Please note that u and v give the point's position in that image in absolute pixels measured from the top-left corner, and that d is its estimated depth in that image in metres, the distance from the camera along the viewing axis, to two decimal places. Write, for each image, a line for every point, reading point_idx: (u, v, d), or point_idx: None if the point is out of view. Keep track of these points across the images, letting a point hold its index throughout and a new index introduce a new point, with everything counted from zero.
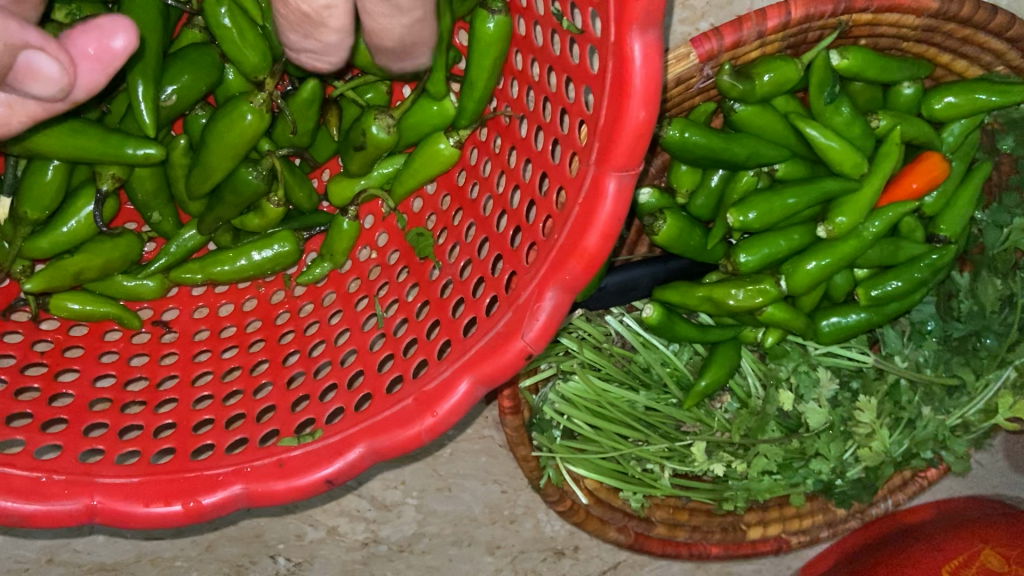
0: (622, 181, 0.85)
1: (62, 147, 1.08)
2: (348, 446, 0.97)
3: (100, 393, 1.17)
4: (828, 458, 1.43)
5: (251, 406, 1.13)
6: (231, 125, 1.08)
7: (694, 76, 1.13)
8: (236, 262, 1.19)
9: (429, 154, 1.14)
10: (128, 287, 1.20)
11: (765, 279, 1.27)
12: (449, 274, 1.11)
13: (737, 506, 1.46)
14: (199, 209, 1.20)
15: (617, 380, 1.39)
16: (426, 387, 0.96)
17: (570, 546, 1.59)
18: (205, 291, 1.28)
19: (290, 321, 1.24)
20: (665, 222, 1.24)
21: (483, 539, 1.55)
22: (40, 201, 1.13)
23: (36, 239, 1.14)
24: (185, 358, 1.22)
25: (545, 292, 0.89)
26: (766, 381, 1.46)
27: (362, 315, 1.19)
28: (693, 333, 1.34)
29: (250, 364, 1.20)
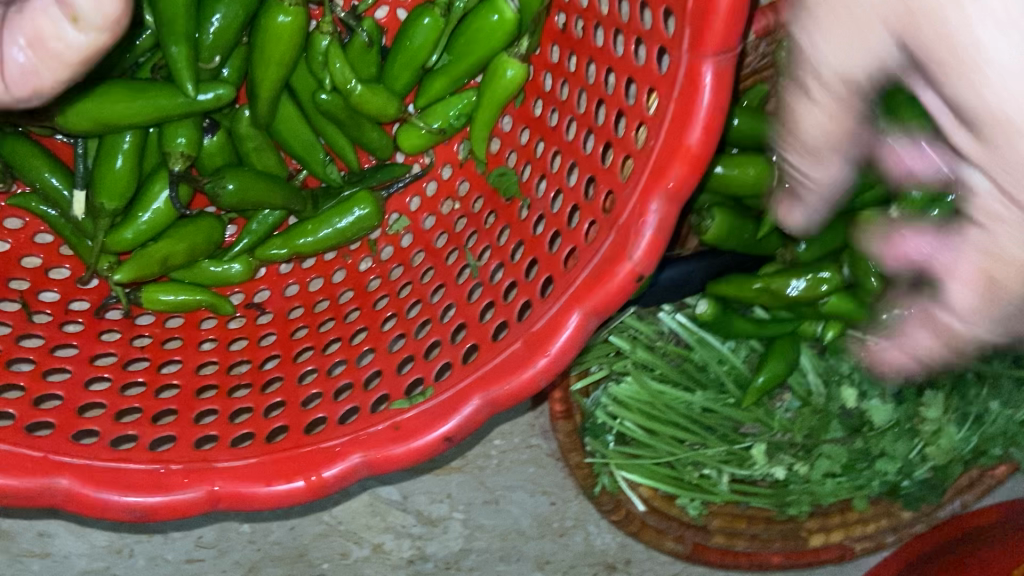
0: (719, 66, 0.81)
1: (130, 114, 1.04)
2: (464, 400, 0.92)
3: (206, 380, 1.13)
4: (895, 457, 1.36)
5: (358, 374, 1.09)
6: (277, 38, 1.04)
7: (749, 53, 1.10)
8: (312, 230, 1.14)
9: (496, 82, 1.09)
10: (215, 273, 1.15)
11: (827, 267, 1.23)
12: (541, 208, 1.07)
13: (801, 511, 1.38)
14: (276, 169, 1.16)
15: (673, 381, 1.33)
16: (534, 327, 0.91)
17: (622, 559, 1.51)
18: (293, 268, 1.23)
19: (355, 299, 1.20)
20: (714, 220, 1.17)
21: (532, 554, 1.48)
22: (117, 189, 1.08)
23: (117, 231, 1.09)
24: (285, 336, 1.17)
25: (648, 204, 0.85)
26: (828, 378, 1.40)
27: (453, 271, 1.14)
28: (750, 328, 1.28)
29: (322, 344, 1.15)
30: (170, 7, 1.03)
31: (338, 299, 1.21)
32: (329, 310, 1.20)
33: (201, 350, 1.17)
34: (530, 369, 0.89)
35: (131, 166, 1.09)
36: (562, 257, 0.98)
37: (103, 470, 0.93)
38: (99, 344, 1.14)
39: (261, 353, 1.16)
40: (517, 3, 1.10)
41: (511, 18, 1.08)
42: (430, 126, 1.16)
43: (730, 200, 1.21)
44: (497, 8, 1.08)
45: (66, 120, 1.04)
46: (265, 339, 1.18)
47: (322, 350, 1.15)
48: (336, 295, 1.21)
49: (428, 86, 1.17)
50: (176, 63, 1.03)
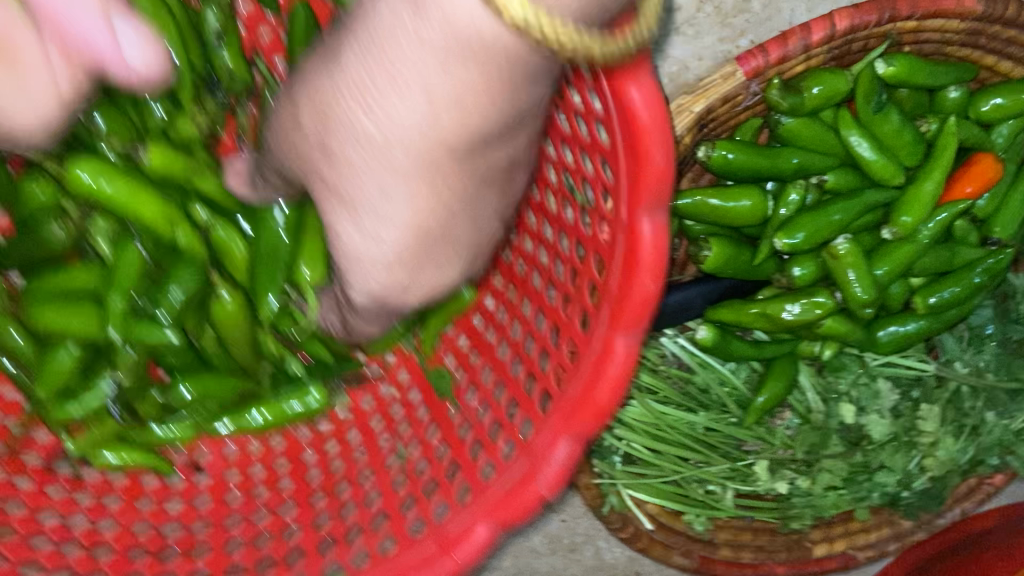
0: (655, 220, 0.80)
1: (53, 321, 1.00)
2: (472, 527, 0.86)
3: (200, 492, 1.12)
4: (895, 469, 1.40)
5: (358, 498, 1.08)
6: (230, 314, 1.04)
7: (740, 93, 1.14)
8: (262, 410, 1.07)
9: (448, 310, 1.11)
10: (154, 419, 1.08)
11: (820, 292, 1.25)
12: (502, 369, 1.07)
13: (804, 524, 1.42)
14: (244, 365, 1.08)
15: (676, 403, 1.38)
16: (450, 531, 0.88)
17: (631, 572, 1.57)
18: (241, 453, 1.17)
19: (319, 463, 1.16)
20: (711, 249, 1.22)
21: (543, 569, 1.53)
22: (51, 380, 1.00)
23: (62, 404, 1.01)
24: (222, 482, 1.13)
25: (613, 346, 0.83)
26: (827, 395, 1.44)
27: (448, 405, 1.13)
28: (749, 350, 1.32)
29: (276, 501, 1.11)
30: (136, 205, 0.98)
31: (318, 428, 1.18)
32: (330, 429, 1.18)
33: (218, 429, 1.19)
34: (536, 487, 0.84)
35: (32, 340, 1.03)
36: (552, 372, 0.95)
37: None
38: None
39: (195, 493, 1.12)
40: None
41: None
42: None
43: (727, 231, 1.26)
44: None
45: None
46: (271, 439, 1.18)
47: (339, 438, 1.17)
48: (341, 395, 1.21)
49: None
50: (114, 319, 1.00)
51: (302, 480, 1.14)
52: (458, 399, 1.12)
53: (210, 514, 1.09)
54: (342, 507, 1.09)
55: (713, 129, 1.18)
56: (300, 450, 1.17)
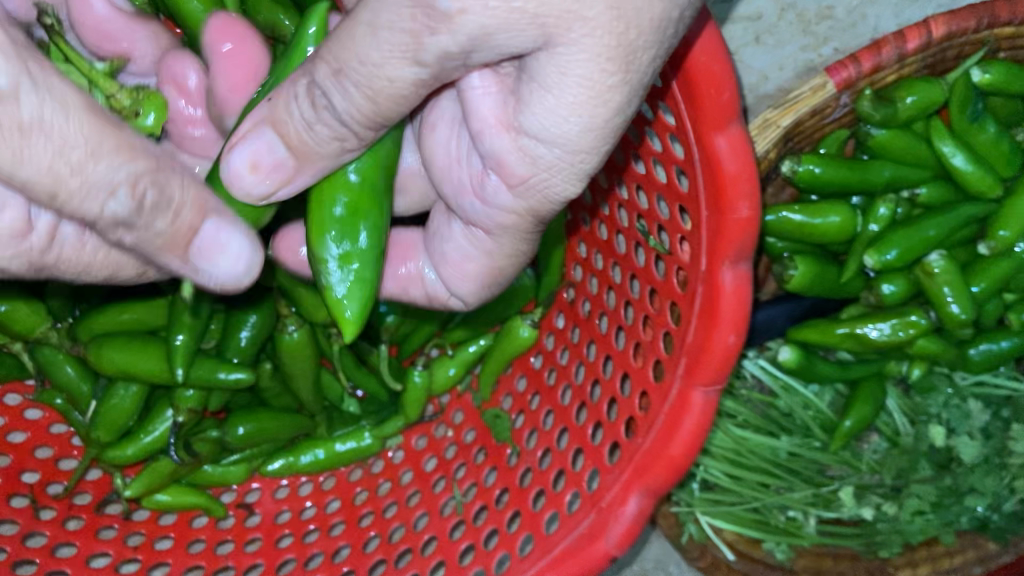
0: (736, 273, 0.90)
1: (119, 365, 1.10)
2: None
3: (285, 553, 1.17)
4: (986, 493, 1.32)
5: (451, 550, 1.08)
6: (296, 350, 1.12)
7: (830, 105, 1.10)
8: (315, 451, 1.20)
9: (508, 340, 1.17)
10: (215, 474, 1.19)
11: (912, 311, 1.20)
12: (580, 397, 1.10)
13: (893, 551, 1.34)
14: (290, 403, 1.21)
15: (755, 427, 1.33)
16: (561, 547, 0.96)
17: None
18: (337, 483, 1.25)
19: (415, 480, 1.20)
20: (797, 268, 1.17)
21: None
22: (114, 424, 1.14)
23: (121, 446, 1.14)
24: (323, 533, 1.19)
25: (692, 391, 0.92)
26: (914, 417, 1.39)
27: (506, 449, 1.16)
28: (833, 371, 1.27)
29: (388, 530, 1.17)
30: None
31: (392, 459, 1.25)
32: (407, 459, 1.24)
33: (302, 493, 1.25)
34: (605, 543, 0.93)
35: (136, 404, 1.15)
36: (623, 424, 1.02)
37: None
38: (97, 542, 1.16)
39: (277, 556, 1.17)
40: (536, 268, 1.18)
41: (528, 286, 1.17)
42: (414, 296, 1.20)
43: (812, 248, 1.21)
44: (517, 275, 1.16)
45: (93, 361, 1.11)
46: (354, 497, 1.22)
47: (432, 488, 1.18)
48: (413, 443, 1.25)
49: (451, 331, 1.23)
50: (177, 351, 1.07)
51: (382, 510, 1.19)
52: (516, 444, 1.15)
53: (297, 559, 1.17)
54: (428, 554, 1.11)
55: (798, 142, 1.13)
56: (375, 482, 1.23)
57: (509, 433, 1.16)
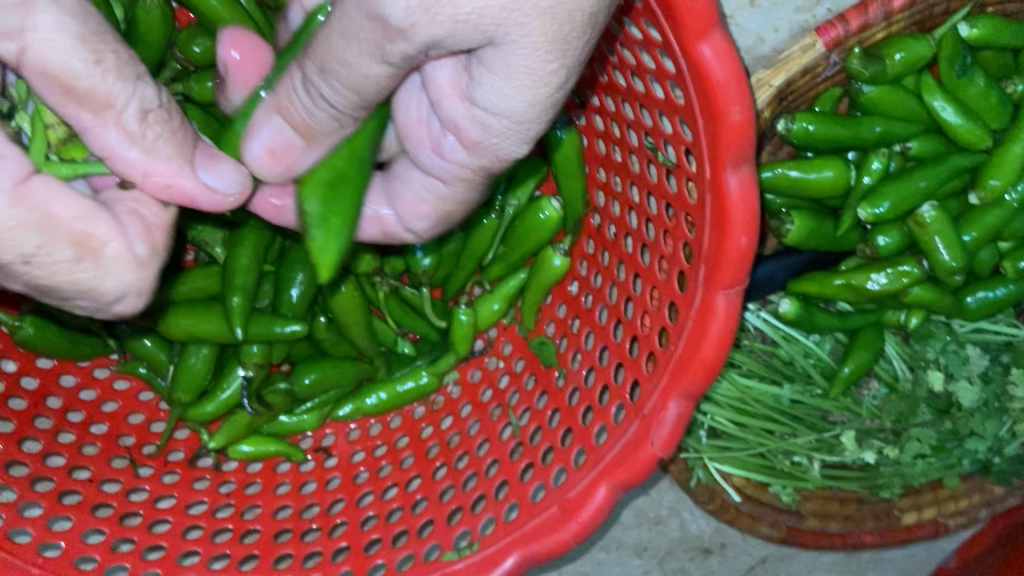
0: (739, 176, 0.95)
1: (184, 330, 1.09)
2: (596, 487, 1.07)
3: (335, 494, 1.22)
4: (985, 436, 1.38)
5: (512, 471, 1.18)
6: (351, 303, 1.16)
7: (821, 63, 1.14)
8: (378, 393, 1.24)
9: (543, 274, 1.21)
10: (289, 424, 1.24)
11: (907, 260, 1.25)
12: (616, 315, 1.17)
13: (893, 492, 1.43)
14: (349, 349, 1.26)
15: (759, 376, 1.39)
16: (567, 495, 1.10)
17: (717, 543, 1.69)
18: (381, 429, 1.31)
19: (454, 424, 1.28)
20: (794, 223, 1.22)
21: (630, 542, 1.65)
22: (192, 384, 1.14)
23: (199, 404, 1.15)
24: (373, 474, 1.25)
25: (716, 294, 1.00)
26: (913, 363, 1.43)
27: (553, 372, 1.23)
28: (833, 322, 1.33)
29: (430, 470, 1.23)
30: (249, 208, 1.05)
31: (433, 405, 1.31)
32: (446, 406, 1.31)
33: (350, 439, 1.30)
34: (650, 448, 1.04)
35: (207, 365, 1.14)
36: (656, 334, 1.10)
37: None
38: (161, 486, 1.14)
39: (329, 497, 1.22)
40: (561, 197, 1.20)
41: (553, 217, 1.19)
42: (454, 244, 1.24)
43: (808, 203, 1.26)
44: (543, 207, 1.19)
45: (163, 323, 1.08)
46: (396, 443, 1.29)
47: (466, 433, 1.26)
48: (449, 393, 1.32)
49: (490, 269, 1.27)
50: (232, 312, 1.07)
51: (424, 452, 1.26)
52: (563, 366, 1.22)
53: (348, 498, 1.22)
54: (470, 489, 1.20)
55: (792, 102, 1.17)
56: (415, 425, 1.30)
57: (555, 357, 1.22)
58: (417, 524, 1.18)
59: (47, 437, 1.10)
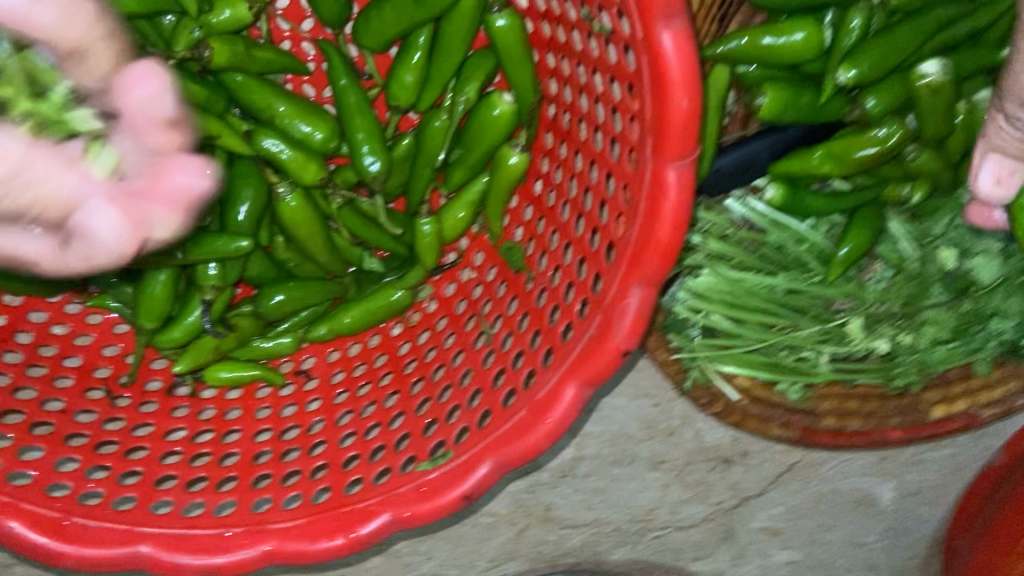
0: (673, 29, 0.88)
1: (133, 254, 1.12)
2: (563, 386, 1.02)
3: (314, 416, 1.24)
4: (1009, 313, 1.30)
5: (485, 379, 1.16)
6: (298, 216, 1.15)
7: None
8: (348, 312, 1.23)
9: (501, 171, 1.15)
10: (266, 348, 1.24)
11: (895, 124, 1.18)
12: (576, 208, 1.13)
13: (911, 380, 1.31)
14: (315, 271, 1.25)
15: (753, 267, 1.31)
16: (537, 396, 1.05)
17: (739, 453, 1.63)
18: (361, 350, 1.31)
19: (432, 338, 1.28)
20: (767, 95, 1.14)
21: (645, 455, 1.59)
22: (155, 311, 1.15)
23: (167, 329, 1.18)
24: (352, 394, 1.26)
25: (665, 168, 0.93)
26: (923, 242, 1.33)
27: (523, 277, 1.21)
28: (823, 203, 1.26)
29: (407, 385, 1.23)
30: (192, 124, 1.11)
31: (411, 321, 1.31)
32: (421, 322, 1.31)
33: (330, 360, 1.31)
34: (615, 340, 0.99)
35: (168, 292, 1.15)
36: (615, 221, 1.05)
37: (121, 531, 1.05)
38: (139, 415, 1.21)
39: (308, 418, 1.23)
40: (514, 91, 1.16)
41: (507, 112, 1.14)
42: (402, 147, 1.23)
43: (785, 72, 1.17)
44: (495, 103, 1.14)
45: (114, 249, 1.13)
46: (375, 361, 1.30)
47: (442, 347, 1.26)
48: (426, 307, 1.31)
49: (451, 175, 1.23)
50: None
51: (402, 368, 1.27)
52: (531, 269, 1.19)
53: (328, 419, 1.23)
54: (444, 401, 1.19)
55: None
56: (393, 343, 1.30)
57: (523, 261, 1.20)
58: (394, 439, 1.17)
59: (18, 370, 1.18)
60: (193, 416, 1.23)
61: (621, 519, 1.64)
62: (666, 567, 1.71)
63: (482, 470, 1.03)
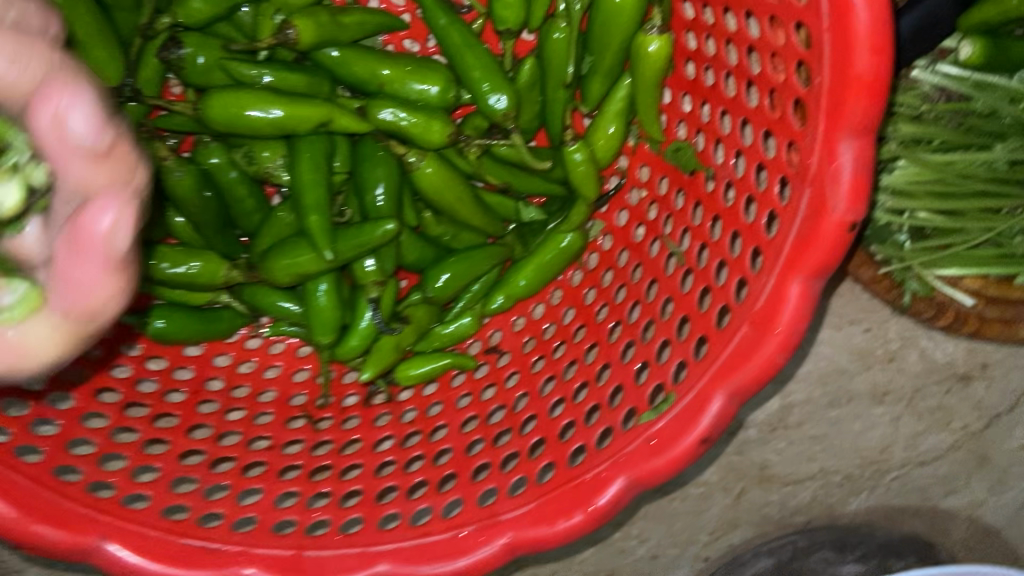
0: None
1: (285, 271, 1.05)
2: (784, 285, 0.82)
3: (491, 404, 1.13)
4: None
5: (670, 328, 1.00)
6: (436, 183, 1.07)
7: None
8: (520, 275, 1.12)
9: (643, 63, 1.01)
10: (449, 334, 1.15)
11: None
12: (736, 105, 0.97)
13: None
14: (474, 240, 1.16)
15: (960, 145, 1.08)
16: (755, 308, 0.84)
17: (977, 366, 1.41)
18: (527, 322, 1.19)
19: (600, 296, 1.13)
20: None
21: (865, 390, 1.40)
22: (328, 323, 1.08)
23: (345, 340, 1.09)
24: (527, 373, 1.14)
25: None
26: None
27: (687, 206, 1.05)
28: None
29: (584, 354, 1.10)
30: (298, 114, 1.02)
31: (589, 266, 1.17)
32: (586, 280, 1.16)
33: (517, 330, 1.19)
34: (835, 212, 0.78)
35: (334, 298, 1.08)
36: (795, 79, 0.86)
37: (356, 555, 0.96)
38: (316, 432, 1.13)
39: (488, 406, 1.13)
40: None
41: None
42: (523, 74, 1.10)
43: None
44: None
45: (263, 270, 1.07)
46: (544, 333, 1.17)
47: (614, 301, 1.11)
48: (585, 262, 1.17)
49: (589, 90, 1.10)
50: (315, 232, 1.03)
51: (572, 337, 1.13)
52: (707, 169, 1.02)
53: (506, 405, 1.12)
54: (629, 361, 1.03)
55: None
56: (557, 312, 1.17)
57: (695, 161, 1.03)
58: (607, 396, 1.02)
59: (216, 418, 1.12)
60: (367, 426, 1.14)
61: (850, 466, 1.45)
62: (915, 510, 1.50)
63: (719, 402, 0.83)
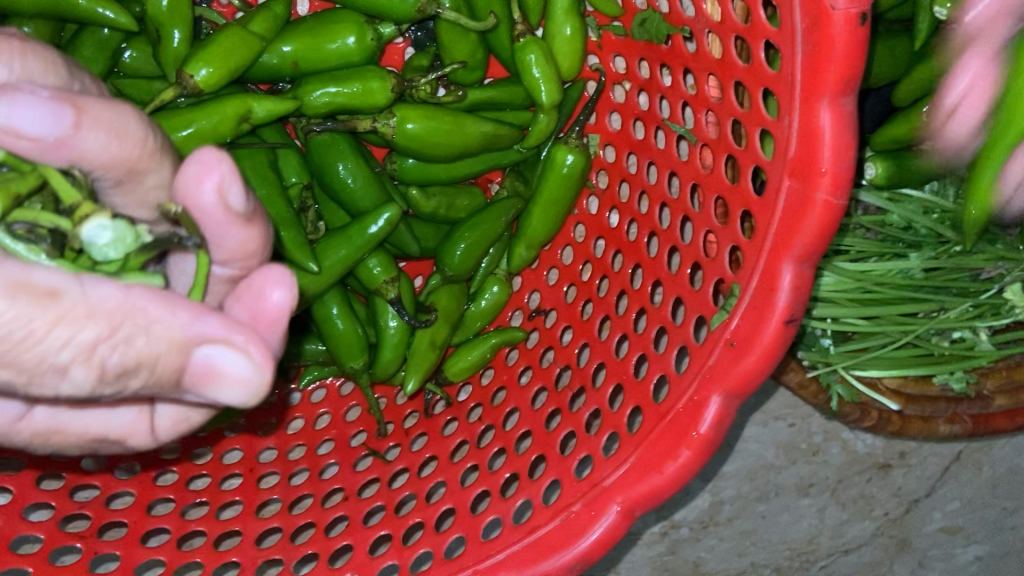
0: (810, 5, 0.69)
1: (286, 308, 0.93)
2: (775, 271, 0.76)
3: (442, 506, 0.94)
4: None
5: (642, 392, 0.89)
6: (409, 339, 0.99)
7: None
8: (488, 344, 1.03)
9: (550, 172, 0.98)
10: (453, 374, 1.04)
11: None
12: (660, 197, 0.95)
13: None
14: (387, 364, 1.01)
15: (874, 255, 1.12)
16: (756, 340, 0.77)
17: (895, 454, 1.43)
18: (447, 407, 1.06)
19: (537, 376, 1.02)
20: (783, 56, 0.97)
21: (791, 482, 1.40)
22: (356, 349, 0.98)
23: (379, 355, 1.00)
24: (446, 460, 0.99)
25: (816, 110, 0.70)
26: None
27: (627, 271, 0.98)
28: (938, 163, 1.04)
29: (542, 420, 0.97)
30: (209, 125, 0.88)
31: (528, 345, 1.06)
32: (523, 358, 1.06)
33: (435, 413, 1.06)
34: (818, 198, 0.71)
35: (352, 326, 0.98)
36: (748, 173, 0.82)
37: None
38: (260, 520, 0.94)
39: (426, 483, 0.97)
40: (591, 90, 1.03)
41: (577, 95, 1.00)
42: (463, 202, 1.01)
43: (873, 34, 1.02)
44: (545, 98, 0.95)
45: None
46: (470, 414, 1.05)
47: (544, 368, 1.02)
48: (526, 302, 1.09)
49: (526, 227, 1.01)
50: (289, 250, 0.90)
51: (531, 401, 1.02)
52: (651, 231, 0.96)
53: (460, 505, 0.94)
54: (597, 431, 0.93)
55: None
56: (467, 408, 1.05)
57: (641, 223, 0.97)
58: (601, 447, 0.90)
59: (136, 513, 0.92)
60: (287, 513, 0.96)
61: (779, 558, 1.40)
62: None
63: (607, 518, 0.83)
